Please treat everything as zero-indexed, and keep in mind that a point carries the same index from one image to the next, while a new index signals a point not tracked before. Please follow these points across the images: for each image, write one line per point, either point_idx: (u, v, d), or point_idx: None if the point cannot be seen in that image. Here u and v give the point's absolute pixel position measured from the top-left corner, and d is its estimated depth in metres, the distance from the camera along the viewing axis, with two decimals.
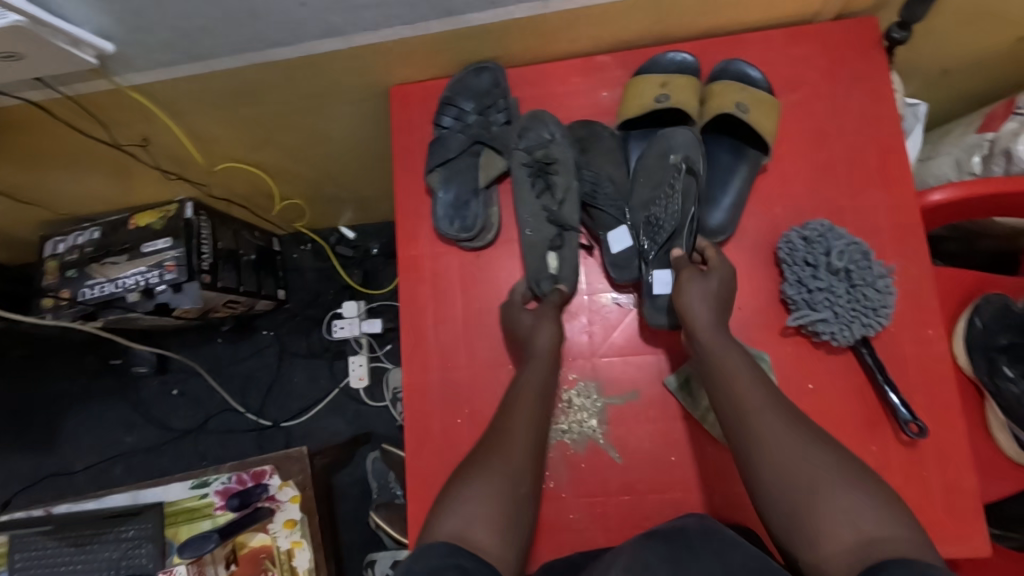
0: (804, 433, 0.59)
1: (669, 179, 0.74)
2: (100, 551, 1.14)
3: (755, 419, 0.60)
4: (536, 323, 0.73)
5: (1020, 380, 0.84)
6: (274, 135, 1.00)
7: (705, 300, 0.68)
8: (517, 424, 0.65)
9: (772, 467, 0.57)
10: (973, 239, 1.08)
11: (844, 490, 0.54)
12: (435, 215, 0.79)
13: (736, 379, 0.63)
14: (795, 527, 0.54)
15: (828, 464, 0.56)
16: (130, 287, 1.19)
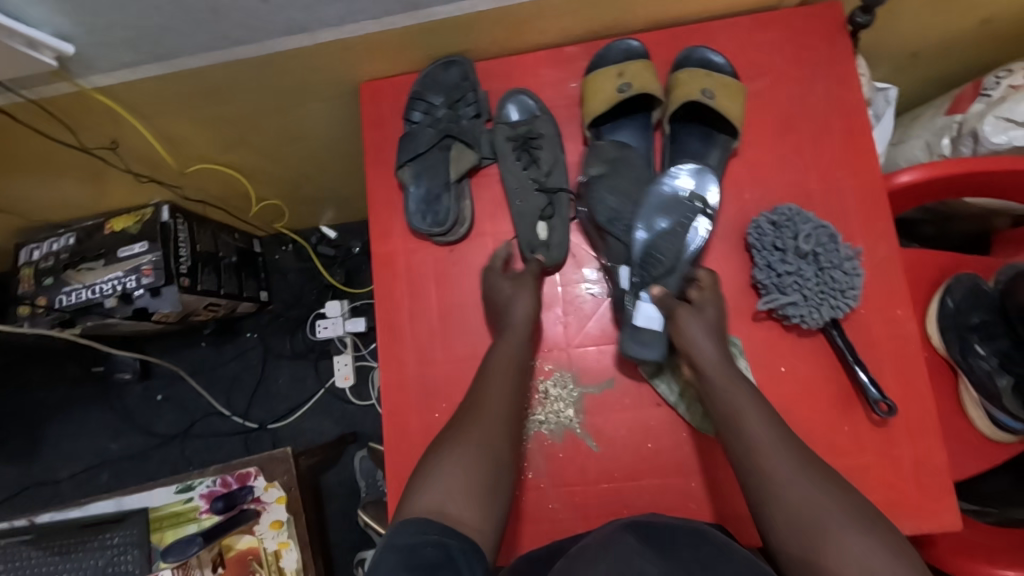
0: (815, 474, 0.59)
1: (678, 215, 0.71)
2: (84, 559, 1.13)
3: (766, 456, 0.60)
4: (514, 294, 0.73)
5: (991, 357, 0.88)
6: (247, 135, 0.99)
7: (707, 335, 0.68)
8: (494, 397, 0.67)
9: (784, 509, 0.57)
10: (946, 221, 1.10)
11: (854, 532, 0.54)
12: (407, 210, 0.79)
13: (746, 415, 0.63)
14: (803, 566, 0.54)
15: (829, 499, 0.57)
16: (107, 292, 1.18)
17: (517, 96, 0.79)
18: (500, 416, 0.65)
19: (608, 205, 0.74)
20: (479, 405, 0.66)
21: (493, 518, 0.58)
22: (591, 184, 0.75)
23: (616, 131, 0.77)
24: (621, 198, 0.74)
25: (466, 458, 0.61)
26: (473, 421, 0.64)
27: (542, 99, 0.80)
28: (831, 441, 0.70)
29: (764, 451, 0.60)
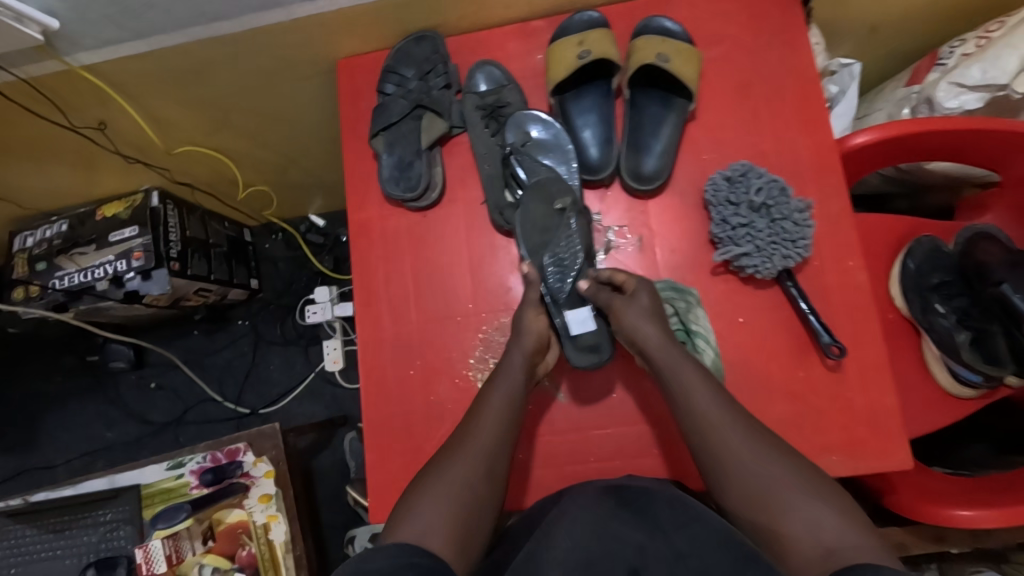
0: (762, 444, 0.61)
1: (561, 225, 0.74)
2: (78, 536, 1.17)
3: (716, 431, 0.62)
4: (524, 315, 0.72)
5: (950, 314, 0.92)
6: (231, 117, 1.03)
7: (647, 318, 0.69)
8: (483, 426, 0.65)
9: (736, 481, 0.60)
10: (919, 194, 1.14)
11: (802, 497, 0.57)
12: (381, 177, 0.82)
13: (693, 395, 0.64)
14: (768, 541, 0.57)
15: (786, 473, 0.59)
16: (99, 276, 1.21)
17: (484, 67, 0.82)
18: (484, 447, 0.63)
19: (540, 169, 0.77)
20: (468, 436, 0.65)
21: (468, 546, 0.57)
22: (524, 150, 0.78)
23: (580, 99, 0.80)
24: (556, 158, 0.78)
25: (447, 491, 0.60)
26: (457, 452, 0.63)
27: (509, 69, 0.83)
28: (787, 385, 0.73)
29: (715, 429, 0.62)
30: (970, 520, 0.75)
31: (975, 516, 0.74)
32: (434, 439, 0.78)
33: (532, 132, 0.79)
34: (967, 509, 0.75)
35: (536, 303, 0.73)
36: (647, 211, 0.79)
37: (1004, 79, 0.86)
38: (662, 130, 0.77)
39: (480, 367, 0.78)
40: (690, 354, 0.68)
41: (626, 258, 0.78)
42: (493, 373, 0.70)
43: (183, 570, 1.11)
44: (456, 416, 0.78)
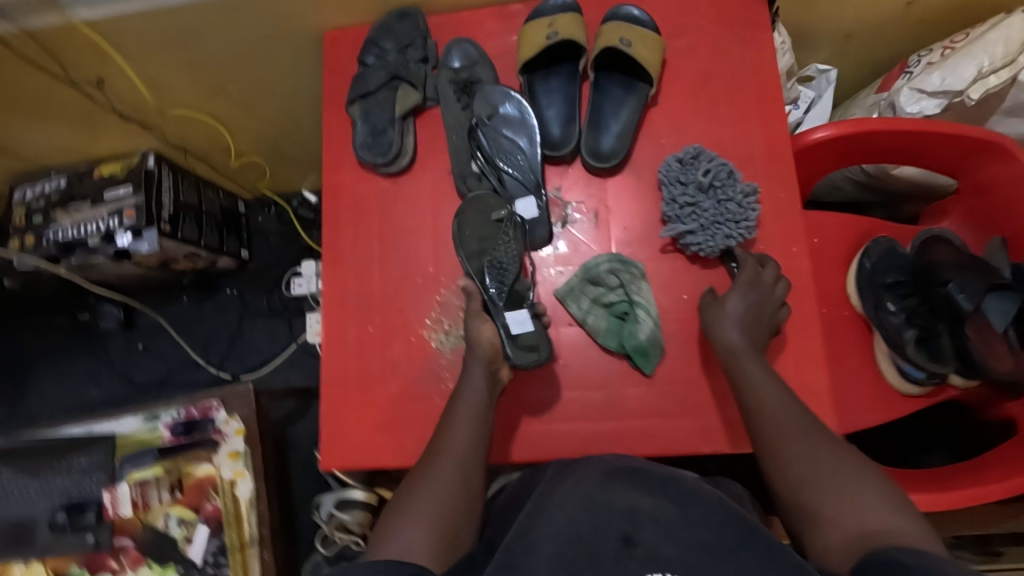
0: (820, 438, 0.61)
1: (501, 232, 0.78)
2: (50, 480, 1.21)
3: (773, 425, 0.64)
4: (471, 325, 0.74)
5: (899, 313, 0.95)
6: (224, 83, 1.08)
7: (736, 324, 0.71)
8: (454, 441, 0.66)
9: (790, 469, 0.60)
10: (897, 204, 1.15)
11: (850, 483, 0.57)
12: (355, 143, 0.86)
13: (759, 390, 0.66)
14: (806, 525, 0.57)
15: (835, 463, 0.59)
16: (91, 231, 1.27)
17: (460, 44, 0.86)
18: (456, 463, 0.64)
19: (502, 143, 0.81)
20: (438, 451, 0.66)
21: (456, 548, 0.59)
22: (490, 123, 0.81)
23: (548, 79, 0.83)
24: (518, 132, 0.81)
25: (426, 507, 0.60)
26: (430, 471, 0.64)
27: (484, 48, 0.87)
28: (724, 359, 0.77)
29: (769, 424, 0.64)
30: None
31: None
32: (387, 393, 0.82)
33: (500, 106, 0.82)
34: None
35: (478, 311, 0.75)
36: (605, 188, 0.83)
37: (960, 86, 0.89)
38: (621, 113, 0.81)
39: (435, 328, 0.82)
40: (765, 358, 0.70)
41: (581, 232, 0.82)
42: (456, 389, 0.72)
43: (151, 517, 1.18)
44: (409, 371, 0.82)
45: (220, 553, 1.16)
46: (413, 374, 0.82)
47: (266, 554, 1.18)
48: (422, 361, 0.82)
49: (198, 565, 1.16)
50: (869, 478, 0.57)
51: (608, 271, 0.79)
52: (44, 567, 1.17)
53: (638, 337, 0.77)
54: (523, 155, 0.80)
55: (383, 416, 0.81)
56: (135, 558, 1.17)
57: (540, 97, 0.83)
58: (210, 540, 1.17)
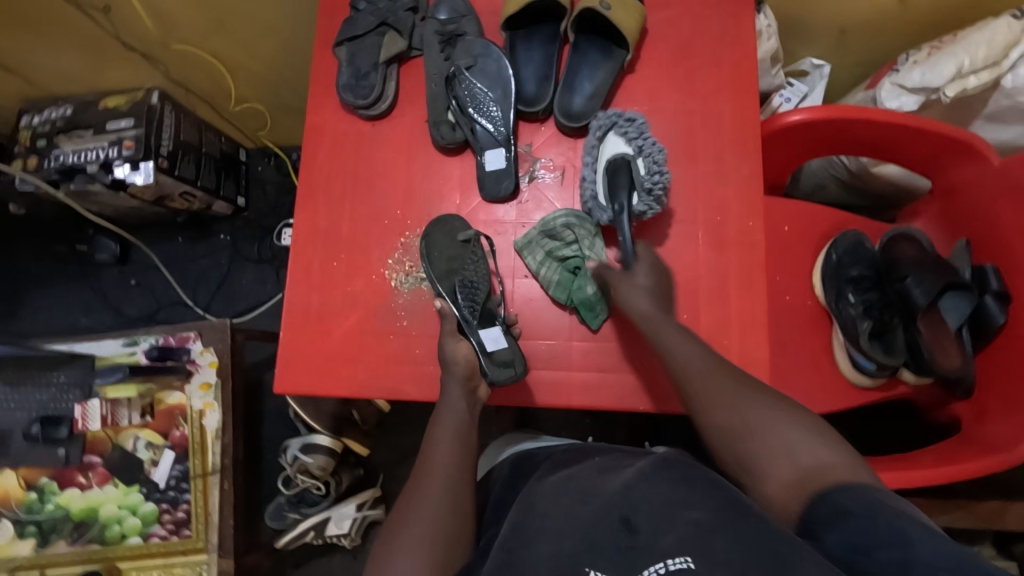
0: (746, 386, 0.65)
1: (470, 254, 0.82)
2: (31, 393, 1.25)
3: (705, 381, 0.68)
4: (446, 345, 0.77)
5: (859, 304, 0.96)
6: (226, 20, 1.12)
7: (647, 292, 0.74)
8: (438, 458, 0.68)
9: (722, 421, 0.64)
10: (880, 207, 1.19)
11: (780, 426, 0.61)
12: (338, 84, 0.88)
13: (680, 346, 0.71)
14: (743, 473, 0.61)
15: (763, 406, 0.63)
16: (90, 159, 1.30)
17: None
18: (443, 479, 0.66)
19: (477, 94, 0.82)
20: (421, 478, 0.67)
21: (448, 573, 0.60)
22: (467, 74, 0.83)
23: (529, 38, 0.85)
24: (493, 85, 0.83)
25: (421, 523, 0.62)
26: (416, 500, 0.65)
27: (472, 3, 0.89)
28: None
29: (706, 393, 0.67)
30: None
31: None
32: (344, 326, 0.84)
33: (479, 58, 0.84)
34: None
35: (452, 331, 0.78)
36: (575, 148, 0.85)
37: (937, 83, 0.90)
38: (596, 75, 0.83)
39: (397, 268, 0.85)
40: (670, 312, 0.74)
41: (547, 189, 0.84)
42: (436, 409, 0.73)
43: (121, 437, 1.22)
44: (367, 306, 0.84)
45: (182, 479, 1.20)
46: (369, 309, 0.84)
47: (226, 484, 1.21)
48: (379, 298, 0.84)
49: (160, 488, 1.21)
50: (795, 416, 0.62)
51: (564, 226, 0.81)
52: (17, 476, 1.22)
53: (585, 291, 0.79)
54: (496, 108, 0.82)
55: (337, 347, 0.84)
56: (102, 476, 1.22)
57: (519, 53, 0.85)
58: (175, 465, 1.21)
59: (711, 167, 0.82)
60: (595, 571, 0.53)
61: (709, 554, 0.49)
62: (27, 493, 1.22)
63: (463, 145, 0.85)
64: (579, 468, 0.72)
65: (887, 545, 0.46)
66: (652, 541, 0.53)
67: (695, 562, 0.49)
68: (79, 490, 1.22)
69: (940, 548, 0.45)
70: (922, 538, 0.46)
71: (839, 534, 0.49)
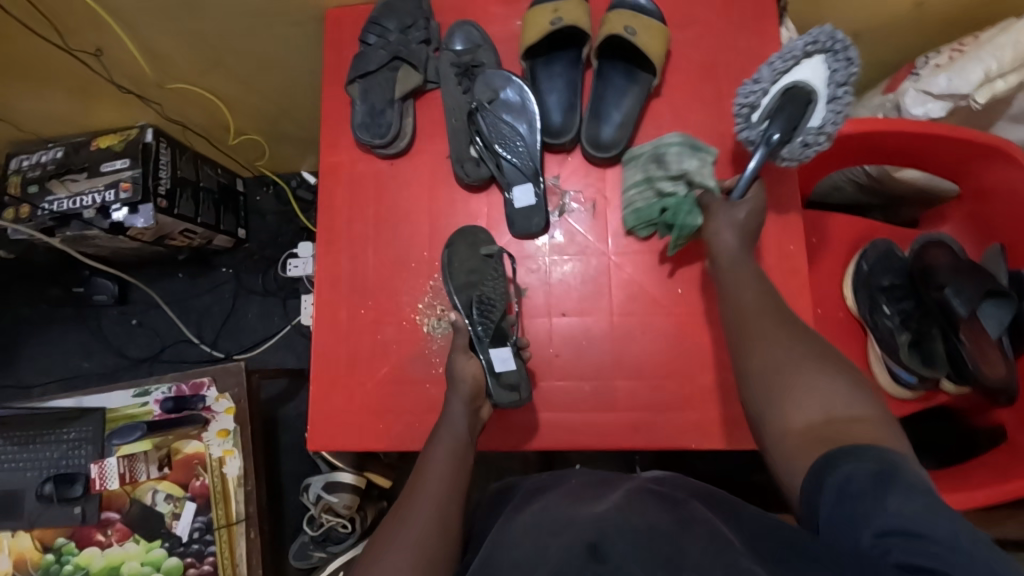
0: (794, 331, 0.62)
1: (490, 269, 0.79)
2: (41, 451, 1.21)
3: (752, 321, 0.64)
4: (455, 360, 0.74)
5: (895, 316, 0.94)
6: (223, 56, 1.08)
7: (728, 227, 0.69)
8: (430, 473, 0.64)
9: (764, 359, 0.61)
10: (895, 207, 1.14)
11: (825, 374, 0.58)
12: (353, 123, 0.85)
13: (736, 284, 0.67)
14: (769, 405, 0.59)
15: (810, 352, 0.60)
16: (86, 204, 1.25)
17: (463, 27, 0.85)
18: (431, 496, 0.61)
19: (502, 128, 0.79)
20: (411, 495, 0.62)
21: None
22: (490, 108, 0.80)
23: (551, 66, 0.82)
24: (518, 118, 0.80)
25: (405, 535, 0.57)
26: (404, 518, 0.59)
27: (487, 32, 0.86)
28: (717, 355, 0.78)
29: (752, 330, 0.64)
30: None
31: None
32: (377, 376, 0.81)
33: (501, 91, 0.80)
34: None
35: (463, 346, 0.75)
36: (604, 178, 0.82)
37: (966, 90, 0.88)
38: (624, 102, 0.80)
39: (428, 313, 0.82)
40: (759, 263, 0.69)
41: (578, 222, 0.82)
42: (435, 429, 0.70)
43: (139, 491, 1.18)
44: (400, 354, 0.81)
45: (206, 531, 1.17)
46: (403, 357, 0.81)
47: (252, 533, 1.18)
48: (412, 346, 0.81)
49: (184, 542, 1.17)
50: (837, 370, 0.58)
51: (675, 155, 0.75)
52: (32, 537, 1.18)
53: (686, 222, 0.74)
54: (522, 141, 0.79)
55: (371, 398, 0.81)
56: (122, 532, 1.18)
57: (540, 82, 0.82)
58: (197, 516, 1.17)
59: None
60: None
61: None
62: (44, 554, 1.18)
63: (488, 181, 0.83)
64: (557, 491, 0.67)
65: (866, 514, 0.45)
66: (622, 568, 0.48)
67: None
68: (98, 549, 1.17)
69: (915, 500, 0.44)
70: (897, 494, 0.45)
71: (828, 513, 0.48)
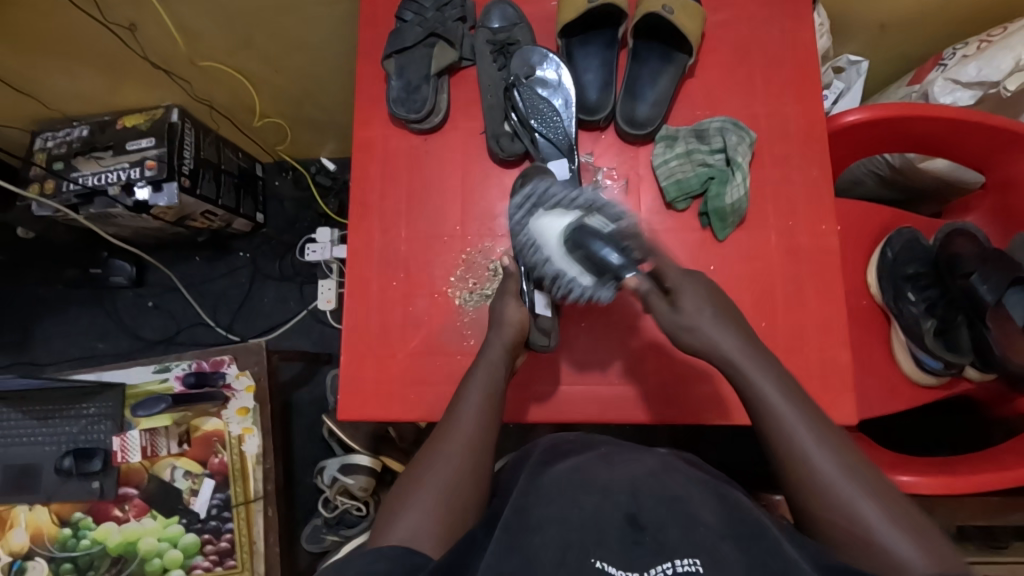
0: (844, 449, 0.58)
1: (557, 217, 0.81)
2: (61, 425, 1.21)
3: (791, 437, 0.59)
4: (501, 303, 0.76)
5: (919, 303, 0.95)
6: (255, 35, 1.09)
7: (724, 324, 0.67)
8: (448, 444, 0.64)
9: (826, 526, 0.56)
10: (916, 202, 1.15)
11: (888, 511, 0.54)
12: (388, 98, 0.85)
13: (769, 400, 0.62)
14: (837, 544, 0.55)
15: (864, 482, 0.56)
16: (111, 180, 1.25)
17: (498, 5, 0.86)
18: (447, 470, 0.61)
19: (538, 103, 0.80)
20: (430, 465, 0.62)
21: (458, 530, 0.57)
22: (526, 83, 0.81)
23: (586, 45, 0.83)
24: (554, 94, 0.80)
25: (425, 504, 0.58)
26: (431, 462, 0.62)
27: (522, 10, 0.87)
28: None
29: (797, 472, 0.58)
30: (910, 486, 0.79)
31: (915, 482, 0.79)
32: (408, 347, 0.82)
33: (538, 68, 0.81)
34: (909, 475, 0.80)
35: (513, 290, 0.78)
36: (636, 156, 0.83)
37: (996, 77, 0.90)
38: (658, 82, 0.81)
39: (460, 286, 0.83)
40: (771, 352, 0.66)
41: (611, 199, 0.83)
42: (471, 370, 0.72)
43: (158, 467, 1.18)
44: (431, 326, 0.82)
45: (224, 508, 1.17)
46: (434, 329, 0.82)
47: (269, 510, 1.18)
48: (444, 318, 0.82)
49: (201, 519, 1.17)
50: (894, 507, 0.55)
51: (716, 131, 0.81)
52: (49, 511, 1.18)
53: (722, 200, 0.78)
54: (557, 115, 0.80)
55: (402, 369, 0.82)
56: (139, 508, 1.18)
57: (575, 60, 0.83)
58: (215, 493, 1.17)
59: (779, 171, 0.82)
60: (602, 562, 0.51)
61: (719, 555, 0.50)
62: (61, 528, 1.17)
63: (522, 156, 0.83)
64: (588, 455, 0.67)
65: None
66: (661, 540, 0.52)
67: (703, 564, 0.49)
68: (115, 524, 1.18)
69: None
70: None
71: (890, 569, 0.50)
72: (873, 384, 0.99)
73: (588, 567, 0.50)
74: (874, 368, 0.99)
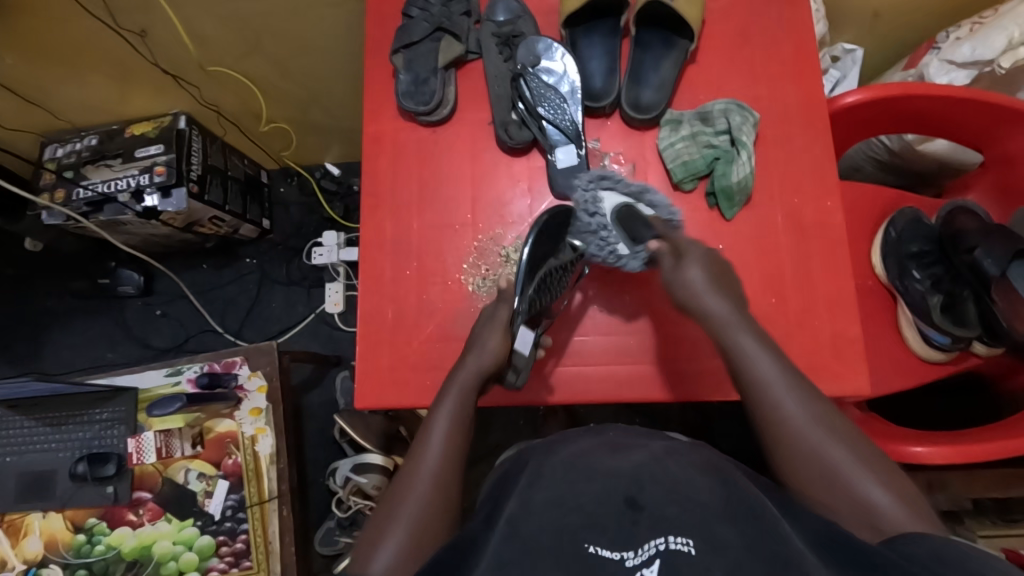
0: (821, 409, 0.60)
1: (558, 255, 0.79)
2: (75, 431, 1.22)
3: (769, 392, 0.62)
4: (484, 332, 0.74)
5: (925, 280, 0.95)
6: (263, 40, 1.12)
7: (706, 290, 0.68)
8: (426, 460, 0.63)
9: (801, 475, 0.58)
10: (915, 184, 1.17)
11: (865, 474, 0.56)
12: (397, 91, 0.87)
13: (749, 356, 0.64)
14: (809, 495, 0.57)
15: (843, 445, 0.58)
16: (121, 187, 1.27)
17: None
18: (426, 481, 0.61)
19: (545, 90, 0.82)
20: (406, 482, 0.62)
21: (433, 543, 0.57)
22: (533, 72, 0.83)
23: (589, 34, 0.85)
24: (560, 81, 0.82)
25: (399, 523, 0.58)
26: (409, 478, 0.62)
27: (525, 4, 0.89)
28: (759, 309, 0.80)
29: (775, 426, 0.61)
30: (923, 457, 0.81)
31: (927, 452, 0.81)
32: (423, 334, 0.83)
33: (543, 56, 0.83)
34: (921, 446, 0.81)
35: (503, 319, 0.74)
36: (643, 139, 0.85)
37: (989, 56, 0.92)
38: (661, 68, 0.83)
39: (473, 273, 0.84)
40: (757, 324, 0.67)
41: None
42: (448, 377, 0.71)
43: (172, 470, 1.18)
44: (446, 313, 0.83)
45: (239, 509, 1.17)
46: (448, 316, 0.83)
47: (284, 510, 1.18)
48: (459, 304, 0.83)
49: (216, 520, 1.17)
50: (871, 470, 0.56)
51: (721, 111, 0.82)
52: (64, 518, 1.18)
53: (728, 179, 0.80)
54: (564, 101, 0.82)
55: (419, 356, 0.82)
56: (154, 512, 1.18)
57: (579, 49, 0.85)
58: (230, 494, 1.17)
59: (782, 150, 0.83)
60: (596, 548, 0.48)
61: (712, 538, 0.47)
62: (76, 534, 1.17)
63: (529, 144, 0.85)
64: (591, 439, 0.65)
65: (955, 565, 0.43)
66: (658, 521, 0.49)
67: (696, 546, 0.47)
68: (130, 528, 1.17)
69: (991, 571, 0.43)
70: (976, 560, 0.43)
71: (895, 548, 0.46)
72: (883, 362, 1.00)
73: (583, 555, 0.48)
74: (883, 346, 1.01)
